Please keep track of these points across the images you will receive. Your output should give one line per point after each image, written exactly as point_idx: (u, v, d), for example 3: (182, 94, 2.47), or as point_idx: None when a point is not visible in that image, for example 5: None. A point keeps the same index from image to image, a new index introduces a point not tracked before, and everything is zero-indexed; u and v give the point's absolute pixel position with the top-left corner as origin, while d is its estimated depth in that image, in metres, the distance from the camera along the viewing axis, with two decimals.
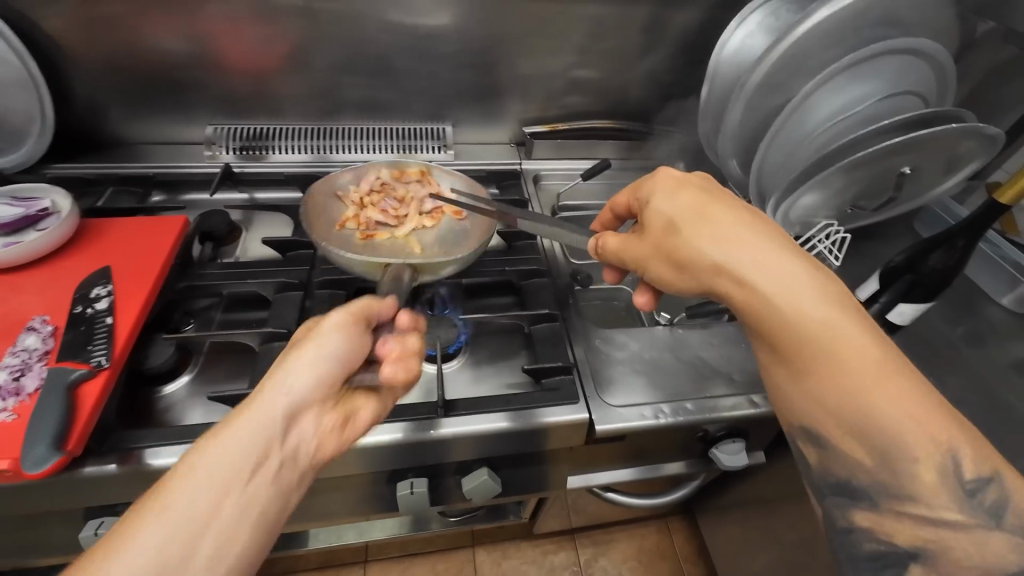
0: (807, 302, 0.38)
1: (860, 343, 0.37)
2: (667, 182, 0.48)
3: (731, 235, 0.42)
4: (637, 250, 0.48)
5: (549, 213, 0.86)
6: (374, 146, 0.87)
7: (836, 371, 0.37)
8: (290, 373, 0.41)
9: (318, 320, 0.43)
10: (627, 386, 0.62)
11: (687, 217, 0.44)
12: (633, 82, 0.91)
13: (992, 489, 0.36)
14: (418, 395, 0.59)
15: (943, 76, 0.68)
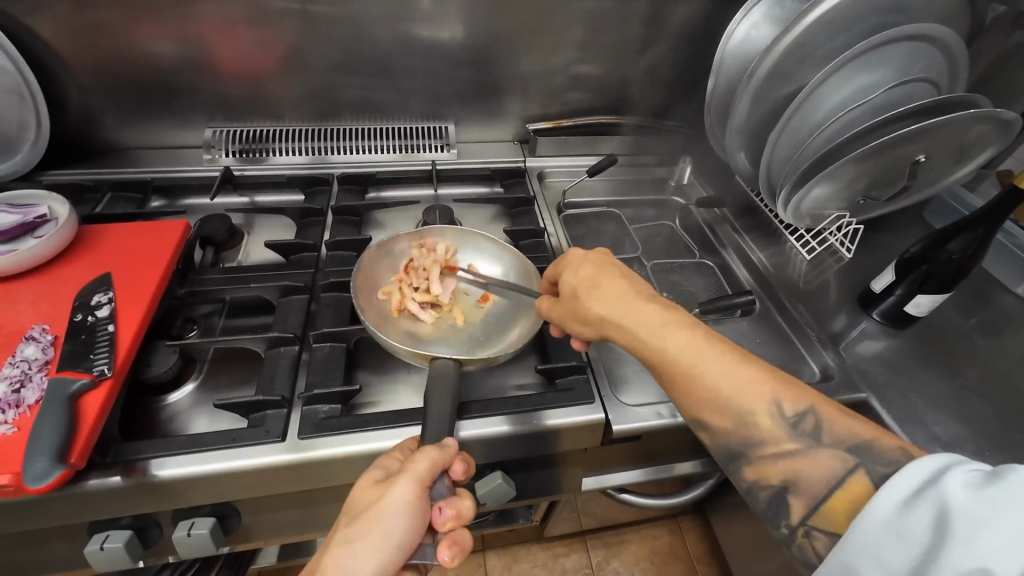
0: (670, 334, 0.42)
1: (713, 361, 0.40)
2: (573, 259, 0.51)
3: (614, 294, 0.46)
4: (558, 311, 0.51)
5: (555, 211, 0.85)
6: (375, 147, 0.86)
7: (694, 380, 0.40)
8: (356, 552, 0.39)
9: (391, 484, 0.40)
10: (641, 384, 0.61)
11: (582, 286, 0.48)
12: (636, 76, 0.89)
13: (810, 419, 0.37)
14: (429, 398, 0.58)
15: (954, 62, 0.67)
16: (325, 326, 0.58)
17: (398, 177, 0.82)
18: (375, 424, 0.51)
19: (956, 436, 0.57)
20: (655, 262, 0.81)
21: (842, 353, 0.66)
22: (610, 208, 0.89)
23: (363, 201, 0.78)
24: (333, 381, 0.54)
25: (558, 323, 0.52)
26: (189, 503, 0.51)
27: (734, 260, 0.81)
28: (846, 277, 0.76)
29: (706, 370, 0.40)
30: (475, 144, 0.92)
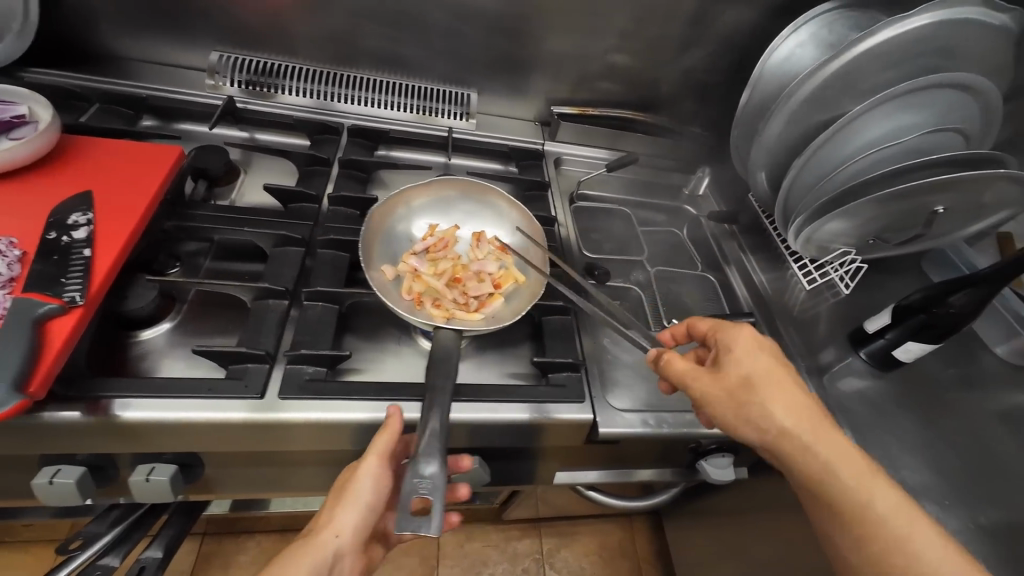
0: (873, 488, 0.44)
1: (926, 539, 0.43)
2: (747, 340, 0.50)
3: (799, 404, 0.47)
4: (707, 387, 0.48)
5: (567, 200, 0.83)
6: (392, 103, 0.81)
7: (906, 563, 0.42)
8: (339, 519, 0.44)
9: (356, 461, 0.46)
10: (631, 390, 0.60)
11: (761, 380, 0.48)
12: (670, 77, 0.87)
13: None
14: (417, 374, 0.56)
15: (989, 117, 0.66)
16: (319, 285, 0.55)
17: (412, 139, 0.78)
18: (359, 394, 0.49)
19: (924, 482, 0.58)
20: (659, 270, 0.80)
21: (825, 386, 0.67)
22: (622, 207, 0.88)
23: (371, 158, 0.74)
24: (321, 343, 0.52)
25: (698, 397, 0.49)
26: (154, 448, 0.49)
27: (735, 278, 0.81)
28: (838, 313, 0.77)
29: (916, 552, 0.42)
30: (495, 118, 0.88)
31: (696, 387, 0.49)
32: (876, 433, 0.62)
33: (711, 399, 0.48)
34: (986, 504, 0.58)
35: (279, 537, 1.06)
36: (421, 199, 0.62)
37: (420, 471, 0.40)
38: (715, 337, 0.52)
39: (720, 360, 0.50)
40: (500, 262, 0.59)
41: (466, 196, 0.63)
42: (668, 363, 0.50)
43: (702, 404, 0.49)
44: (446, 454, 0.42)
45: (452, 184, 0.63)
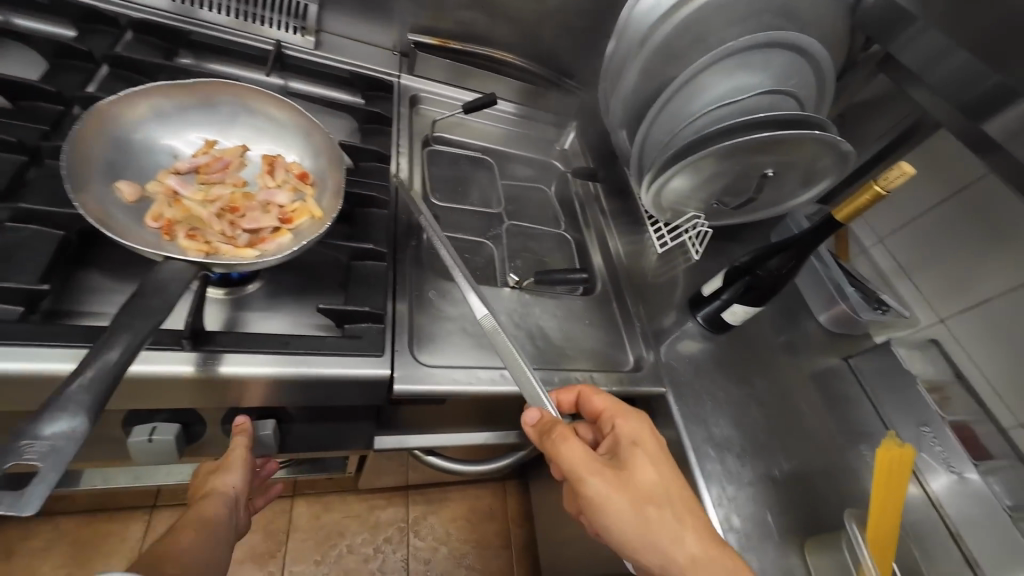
0: None
1: None
2: (649, 443, 0.46)
3: (702, 526, 0.43)
4: (605, 492, 0.42)
5: (419, 143, 0.75)
6: (203, 1, 0.66)
7: None
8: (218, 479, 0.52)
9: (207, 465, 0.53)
10: (450, 347, 0.54)
11: (663, 496, 0.43)
12: (541, 17, 0.79)
13: None
14: (174, 320, 0.46)
15: (821, 85, 0.68)
16: (32, 203, 0.43)
17: (224, 47, 0.65)
18: (66, 340, 0.38)
19: (729, 437, 0.60)
20: (515, 224, 0.76)
21: (659, 348, 0.67)
22: (486, 157, 0.82)
23: (163, 62, 0.61)
24: (20, 276, 0.40)
25: (589, 506, 0.43)
26: None
27: (591, 239, 0.78)
28: (687, 278, 0.78)
29: None
30: (343, 40, 0.76)
31: (594, 484, 0.42)
32: (695, 392, 0.63)
33: (606, 500, 0.42)
34: (780, 455, 0.61)
35: (88, 519, 0.91)
36: (201, 109, 0.51)
37: (45, 429, 0.30)
38: (612, 423, 0.49)
39: (620, 454, 0.45)
40: (297, 194, 0.50)
41: (258, 112, 0.52)
42: (567, 447, 0.42)
43: (597, 505, 0.42)
44: (99, 409, 0.31)
45: (244, 95, 0.52)
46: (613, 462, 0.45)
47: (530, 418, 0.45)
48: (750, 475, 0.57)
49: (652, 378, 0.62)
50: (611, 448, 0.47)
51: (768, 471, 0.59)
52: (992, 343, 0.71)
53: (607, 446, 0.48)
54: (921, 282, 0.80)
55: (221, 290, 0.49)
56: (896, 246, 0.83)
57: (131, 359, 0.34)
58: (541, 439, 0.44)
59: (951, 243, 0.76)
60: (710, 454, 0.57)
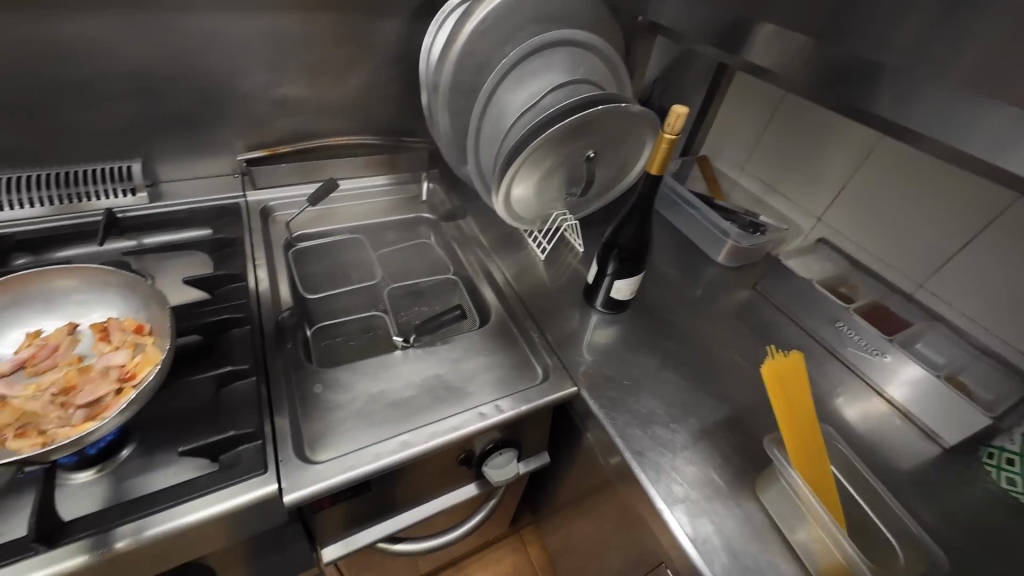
0: None
1: None
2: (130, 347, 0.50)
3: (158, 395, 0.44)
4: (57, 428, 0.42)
5: (283, 248, 0.76)
6: (21, 201, 0.67)
7: None
8: None
9: None
10: (343, 433, 0.53)
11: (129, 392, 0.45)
12: (356, 96, 0.83)
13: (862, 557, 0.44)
14: (22, 524, 0.41)
15: (613, 65, 0.73)
16: None
17: (56, 236, 0.65)
18: None
19: (654, 411, 0.59)
20: (397, 288, 0.76)
21: (567, 349, 0.67)
22: (355, 235, 0.83)
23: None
24: None
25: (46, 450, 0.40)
26: None
27: (477, 273, 0.79)
28: (578, 271, 0.79)
29: None
30: (185, 183, 0.79)
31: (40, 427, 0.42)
32: (611, 379, 0.63)
33: (57, 435, 0.41)
34: (711, 407, 0.61)
35: None
36: (17, 305, 0.51)
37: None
38: (113, 351, 0.49)
39: (101, 386, 0.45)
40: (136, 349, 0.49)
41: (73, 287, 0.53)
42: (39, 403, 0.44)
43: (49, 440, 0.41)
44: None
45: (66, 277, 0.53)
46: (88, 398, 0.44)
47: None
48: (682, 438, 0.57)
49: (561, 383, 0.62)
50: (101, 378, 0.46)
51: (702, 428, 0.58)
52: (864, 223, 0.75)
53: (102, 380, 0.46)
54: (789, 195, 0.85)
55: (91, 471, 0.46)
56: (758, 169, 0.89)
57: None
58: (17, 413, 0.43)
59: (794, 152, 0.82)
60: (637, 434, 0.56)
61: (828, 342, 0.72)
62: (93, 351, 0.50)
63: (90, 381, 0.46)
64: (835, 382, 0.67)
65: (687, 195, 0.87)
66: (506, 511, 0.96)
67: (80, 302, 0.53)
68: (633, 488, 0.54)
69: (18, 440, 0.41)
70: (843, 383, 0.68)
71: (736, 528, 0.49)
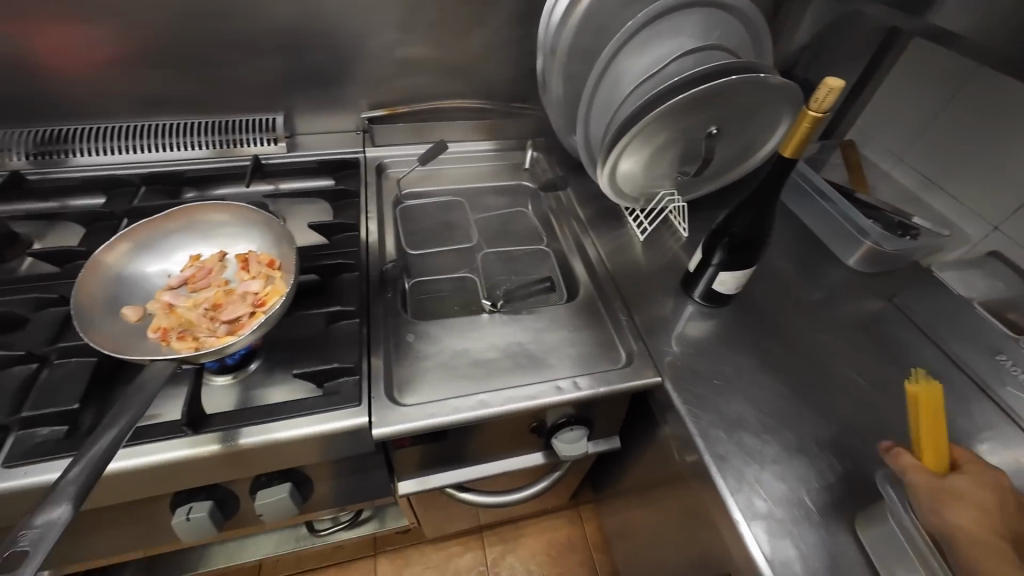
0: None
1: None
2: (262, 277, 0.57)
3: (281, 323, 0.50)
4: (207, 338, 0.50)
5: (392, 203, 0.81)
6: (193, 143, 0.79)
7: None
8: None
9: None
10: (428, 382, 0.57)
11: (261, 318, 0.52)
12: (473, 58, 0.84)
13: None
14: (179, 409, 0.51)
15: (754, 29, 0.64)
16: (75, 341, 0.53)
17: (215, 175, 0.76)
18: None
19: (744, 416, 0.55)
20: (491, 253, 0.78)
21: (655, 336, 0.64)
22: (457, 197, 0.86)
23: (174, 201, 0.73)
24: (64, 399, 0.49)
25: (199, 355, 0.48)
26: None
27: (570, 247, 0.78)
28: (678, 257, 0.74)
29: None
30: (316, 136, 0.87)
31: (196, 334, 0.51)
32: (699, 375, 0.59)
33: (207, 344, 0.49)
34: (814, 425, 0.54)
35: None
36: (183, 231, 0.61)
37: (37, 519, 0.34)
38: (250, 278, 0.57)
39: (241, 308, 0.53)
40: (268, 280, 0.57)
41: (225, 220, 0.62)
42: (195, 314, 0.53)
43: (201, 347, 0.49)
44: (87, 494, 0.36)
45: (219, 210, 0.61)
46: (230, 317, 0.52)
47: (165, 320, 0.52)
48: (774, 452, 0.52)
49: (644, 370, 0.60)
50: (241, 301, 0.54)
51: (799, 444, 0.53)
52: None
53: (242, 303, 0.54)
54: (960, 195, 0.71)
55: (228, 377, 0.55)
56: (921, 159, 0.75)
57: (125, 435, 0.40)
58: (179, 320, 0.52)
59: (978, 143, 0.67)
60: (721, 438, 0.53)
61: (981, 376, 0.60)
62: (235, 276, 0.58)
63: (232, 302, 0.54)
64: (983, 425, 0.56)
65: (822, 183, 0.76)
66: (568, 485, 0.97)
67: (229, 233, 0.62)
68: (706, 490, 0.51)
69: (180, 343, 0.50)
70: (995, 427, 0.56)
71: (821, 559, 0.45)
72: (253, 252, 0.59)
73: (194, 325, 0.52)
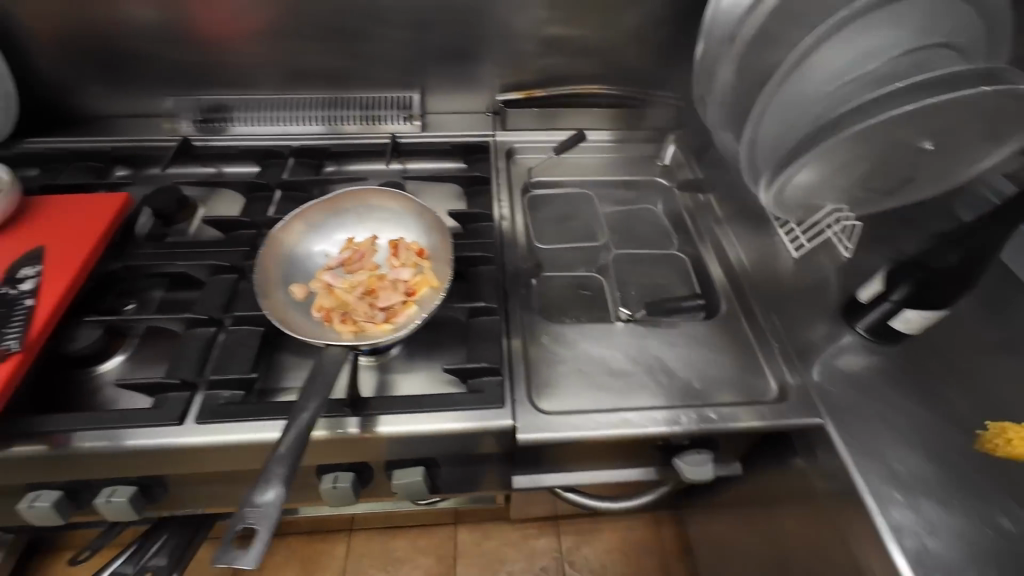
0: None
1: None
2: (411, 266, 0.58)
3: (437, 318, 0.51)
4: (367, 325, 0.52)
5: (520, 190, 0.79)
6: (338, 117, 0.82)
7: None
8: None
9: None
10: (566, 390, 0.55)
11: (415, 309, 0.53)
12: (619, 39, 0.79)
13: None
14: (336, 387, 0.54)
15: (989, 22, 0.54)
16: (245, 309, 0.57)
17: (353, 151, 0.78)
18: (268, 414, 0.49)
19: (921, 476, 0.49)
20: (621, 253, 0.74)
21: (809, 367, 0.58)
22: (584, 188, 0.82)
23: (318, 175, 0.76)
24: (237, 366, 0.53)
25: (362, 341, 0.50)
26: (109, 475, 0.52)
27: (708, 255, 0.72)
28: (837, 280, 0.66)
29: None
30: (446, 115, 0.86)
31: (355, 318, 0.53)
32: (866, 421, 0.53)
33: (368, 330, 0.51)
34: (1007, 497, 0.48)
35: (308, 539, 1.11)
36: (337, 210, 0.62)
37: (256, 497, 0.37)
38: (401, 265, 0.58)
39: (395, 296, 0.54)
40: (417, 268, 0.57)
41: (376, 203, 0.63)
42: (352, 297, 0.55)
43: (363, 333, 0.51)
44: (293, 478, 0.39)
45: (373, 194, 0.62)
46: (386, 305, 0.54)
47: (326, 300, 0.54)
48: (960, 525, 0.46)
49: (802, 407, 0.54)
50: (393, 288, 0.55)
51: (989, 518, 0.47)
52: None
53: (395, 290, 0.55)
54: None
55: (371, 358, 0.57)
56: None
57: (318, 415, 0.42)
58: (338, 301, 0.55)
59: None
60: (897, 499, 0.47)
61: None
62: (384, 260, 0.60)
63: (386, 289, 0.55)
64: None
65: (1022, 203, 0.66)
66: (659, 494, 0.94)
67: (378, 216, 0.63)
68: (874, 552, 0.46)
69: (343, 325, 0.52)
70: None
71: None
72: (402, 238, 0.60)
73: (352, 309, 0.54)
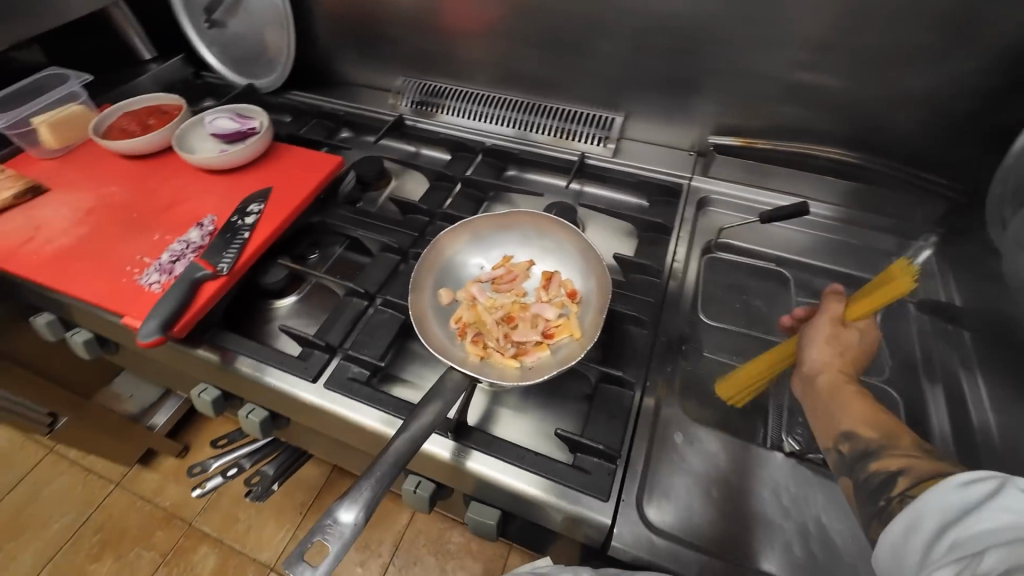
0: None
1: None
2: (557, 306, 0.54)
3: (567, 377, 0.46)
4: (495, 354, 0.49)
5: (700, 248, 0.69)
6: (535, 124, 0.81)
7: None
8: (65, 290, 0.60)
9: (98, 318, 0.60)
10: (684, 511, 0.46)
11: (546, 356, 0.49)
12: (897, 102, 0.61)
13: None
14: None
15: None
16: (395, 294, 0.60)
17: (540, 161, 0.77)
18: (383, 406, 0.51)
19: None
20: None
21: None
22: (781, 267, 0.68)
23: (498, 179, 0.76)
24: (372, 347, 0.55)
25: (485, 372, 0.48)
26: (253, 398, 0.60)
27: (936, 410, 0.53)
28: None
29: None
30: (644, 144, 0.78)
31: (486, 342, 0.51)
32: None
33: (494, 362, 0.49)
34: None
35: None
36: (505, 224, 0.61)
37: (337, 513, 0.37)
38: (547, 302, 0.54)
39: (532, 334, 0.51)
40: (563, 311, 0.53)
41: (544, 228, 0.60)
42: (490, 318, 0.53)
43: (488, 362, 0.49)
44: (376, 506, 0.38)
45: (544, 218, 0.60)
46: (520, 341, 0.51)
47: (466, 314, 0.54)
48: None
49: None
50: (532, 325, 0.52)
51: None
52: None
53: (533, 327, 0.52)
54: None
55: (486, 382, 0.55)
56: None
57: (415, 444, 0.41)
58: (476, 318, 0.53)
59: None
60: None
61: None
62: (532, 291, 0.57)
63: (525, 323, 0.52)
64: None
65: None
66: None
67: (542, 240, 0.60)
68: None
69: (472, 345, 0.50)
70: None
71: None
72: (558, 274, 0.57)
73: (487, 331, 0.52)
